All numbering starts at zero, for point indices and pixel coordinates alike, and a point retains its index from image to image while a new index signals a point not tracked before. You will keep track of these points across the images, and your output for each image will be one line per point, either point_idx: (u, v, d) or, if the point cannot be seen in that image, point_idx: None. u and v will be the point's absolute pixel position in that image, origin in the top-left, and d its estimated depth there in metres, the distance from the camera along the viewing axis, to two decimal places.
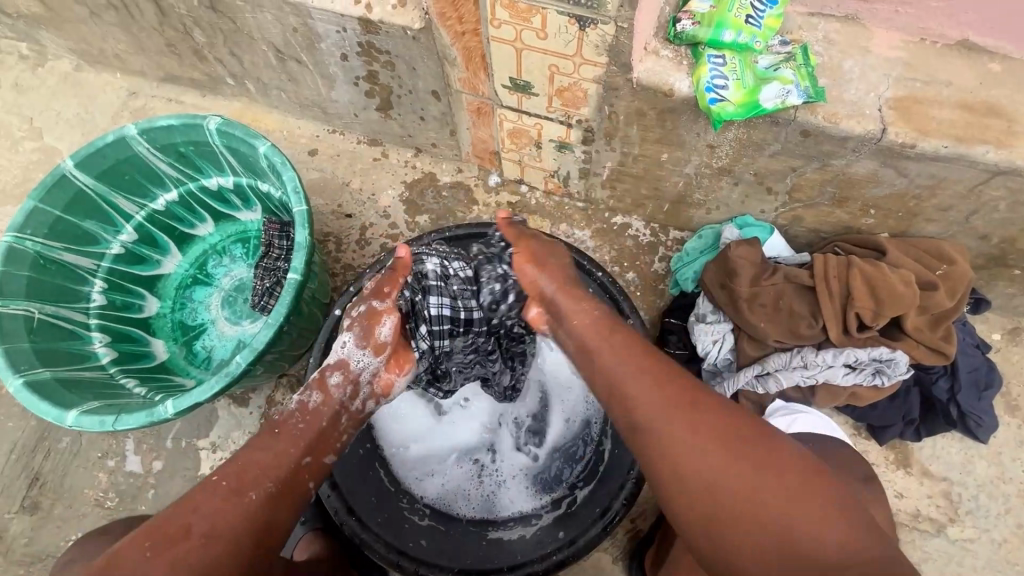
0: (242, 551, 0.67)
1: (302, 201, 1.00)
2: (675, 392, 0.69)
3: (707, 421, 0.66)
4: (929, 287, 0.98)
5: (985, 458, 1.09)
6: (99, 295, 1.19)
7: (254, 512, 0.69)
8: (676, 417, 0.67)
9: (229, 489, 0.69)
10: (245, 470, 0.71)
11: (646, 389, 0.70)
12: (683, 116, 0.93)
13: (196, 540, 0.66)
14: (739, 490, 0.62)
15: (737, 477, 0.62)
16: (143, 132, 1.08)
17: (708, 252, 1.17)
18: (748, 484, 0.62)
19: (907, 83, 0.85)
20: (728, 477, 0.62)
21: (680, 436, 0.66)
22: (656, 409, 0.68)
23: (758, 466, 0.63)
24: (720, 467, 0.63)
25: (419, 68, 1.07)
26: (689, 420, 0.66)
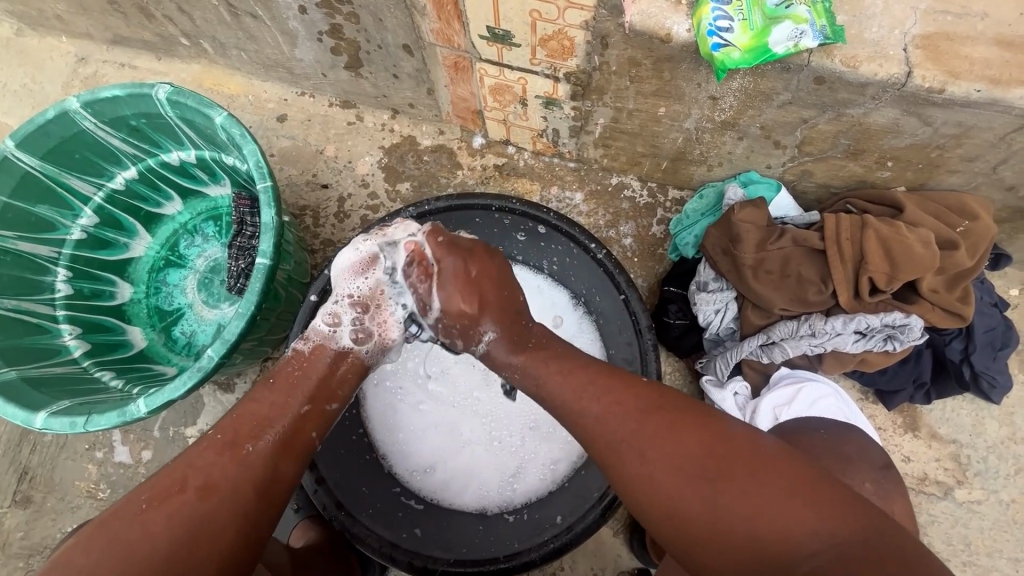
0: (250, 506, 0.61)
1: (265, 177, 0.92)
2: (620, 405, 0.64)
3: (651, 431, 0.60)
4: (949, 246, 0.91)
5: (997, 418, 1.07)
6: (64, 284, 1.13)
7: (261, 461, 0.64)
8: (623, 431, 0.62)
9: (224, 443, 0.63)
10: (242, 421, 0.65)
11: (592, 406, 0.65)
12: (683, 65, 0.82)
13: (193, 495, 0.60)
14: (707, 507, 0.55)
15: (692, 470, 0.57)
16: (86, 105, 0.98)
17: (709, 214, 1.09)
18: (707, 496, 0.55)
19: (937, 17, 0.75)
20: (684, 478, 0.57)
21: (625, 466, 0.60)
22: (605, 425, 0.63)
23: (721, 472, 0.56)
24: (680, 488, 0.57)
25: (386, 20, 0.96)
26: (633, 443, 0.60)
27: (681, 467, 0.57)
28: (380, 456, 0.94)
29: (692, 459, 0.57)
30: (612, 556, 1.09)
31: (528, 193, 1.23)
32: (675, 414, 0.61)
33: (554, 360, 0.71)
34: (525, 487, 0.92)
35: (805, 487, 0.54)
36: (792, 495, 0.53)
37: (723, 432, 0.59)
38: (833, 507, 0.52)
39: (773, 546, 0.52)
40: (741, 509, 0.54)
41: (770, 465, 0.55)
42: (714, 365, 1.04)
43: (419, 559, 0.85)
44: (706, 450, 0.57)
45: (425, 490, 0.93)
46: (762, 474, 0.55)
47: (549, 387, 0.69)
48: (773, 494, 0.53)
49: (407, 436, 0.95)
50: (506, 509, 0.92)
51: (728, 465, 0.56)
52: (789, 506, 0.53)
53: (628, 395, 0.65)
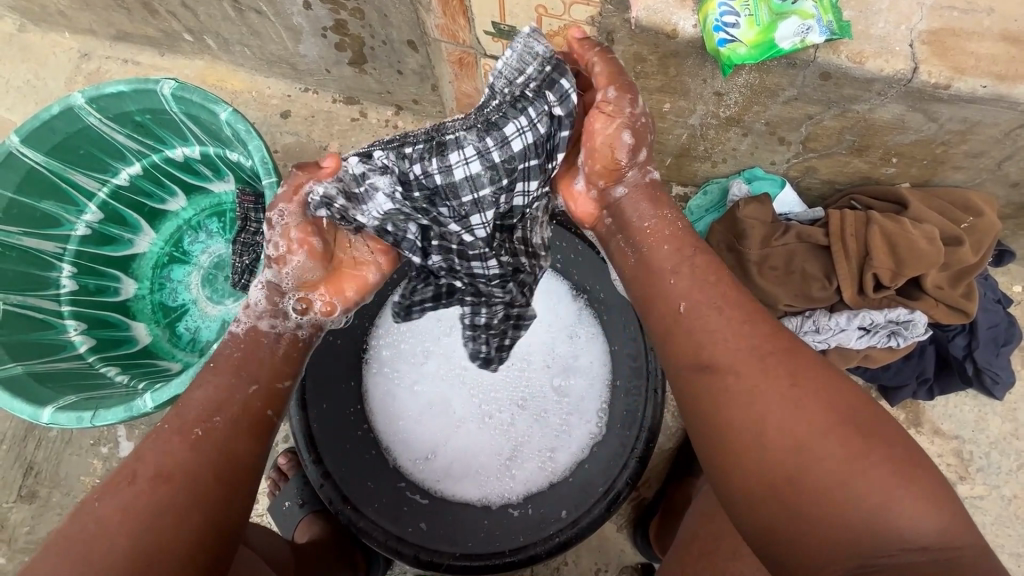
0: (209, 488, 0.59)
1: (271, 174, 0.92)
2: (767, 343, 0.59)
3: (795, 374, 0.56)
4: (954, 242, 0.92)
5: (999, 414, 1.07)
6: (69, 280, 1.13)
7: (217, 443, 0.62)
8: (756, 363, 0.58)
9: (172, 429, 0.62)
10: (187, 410, 0.64)
11: (727, 334, 0.60)
12: (689, 60, 0.82)
13: (146, 483, 0.57)
14: (822, 460, 0.51)
15: (820, 433, 0.52)
16: (91, 101, 0.98)
17: (713, 210, 1.10)
18: (822, 464, 0.51)
19: (943, 12, 0.75)
20: (811, 435, 0.52)
21: (751, 392, 0.56)
22: (739, 349, 0.59)
23: (849, 451, 0.51)
24: (796, 435, 0.53)
25: (391, 15, 0.96)
26: (766, 375, 0.57)
27: (813, 415, 0.53)
28: (384, 448, 0.95)
29: (824, 422, 0.53)
30: (615, 551, 1.10)
31: None
32: (820, 376, 0.56)
33: (701, 283, 0.65)
34: (523, 476, 0.94)
35: (936, 495, 0.49)
36: (918, 495, 0.49)
37: (867, 413, 0.54)
38: (958, 522, 0.49)
39: (878, 526, 0.48)
40: (858, 488, 0.49)
41: (910, 462, 0.51)
42: None
43: (425, 553, 0.85)
44: (840, 422, 0.53)
45: (428, 481, 0.94)
46: (898, 465, 0.50)
47: (697, 299, 0.64)
48: (897, 487, 0.49)
49: (406, 422, 0.97)
50: (510, 503, 0.93)
51: (858, 437, 0.52)
52: (915, 505, 0.48)
53: (770, 340, 0.59)
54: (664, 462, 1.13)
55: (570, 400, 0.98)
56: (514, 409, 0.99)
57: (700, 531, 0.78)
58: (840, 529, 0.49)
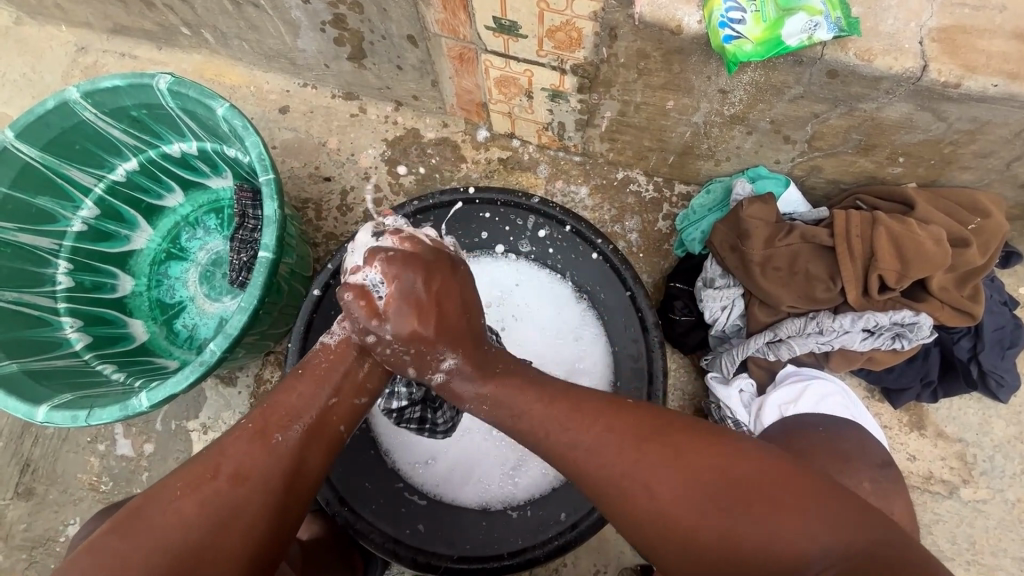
0: (276, 500, 0.61)
1: (268, 170, 0.90)
2: (616, 439, 0.60)
3: (657, 461, 0.58)
4: (961, 243, 0.90)
5: (1003, 417, 1.06)
6: (65, 277, 1.12)
7: (290, 454, 0.62)
8: (621, 471, 0.59)
9: (253, 432, 0.62)
10: (270, 414, 0.64)
11: (586, 445, 0.61)
12: (693, 57, 0.80)
13: (224, 482, 0.59)
14: (713, 523, 0.54)
15: (705, 499, 0.55)
16: (86, 96, 0.97)
17: (717, 209, 1.08)
18: (722, 524, 0.54)
19: (954, 9, 0.73)
20: (700, 506, 0.55)
21: (631, 486, 0.58)
22: (600, 463, 0.60)
23: (737, 499, 0.55)
24: (690, 516, 0.56)
25: (390, 10, 0.94)
26: (635, 470, 0.58)
27: (689, 489, 0.56)
28: (383, 450, 0.93)
29: (702, 487, 0.56)
30: (614, 552, 1.09)
31: (532, 187, 1.22)
32: (680, 440, 0.59)
33: (521, 390, 0.66)
34: (526, 481, 0.92)
35: (817, 505, 0.54)
36: (804, 513, 0.53)
37: (736, 454, 0.57)
38: (843, 516, 0.53)
39: (782, 558, 0.52)
40: (752, 536, 0.53)
41: (779, 480, 0.55)
42: (719, 362, 1.03)
43: (422, 555, 0.86)
44: (715, 473, 0.56)
45: (428, 484, 0.92)
46: (776, 492, 0.54)
47: (527, 418, 0.64)
48: (786, 514, 0.53)
49: (410, 426, 0.93)
50: (509, 506, 0.91)
51: (740, 489, 0.55)
52: (800, 526, 0.52)
53: (616, 440, 0.60)
54: None
55: None
56: None
57: None
58: (758, 572, 0.53)
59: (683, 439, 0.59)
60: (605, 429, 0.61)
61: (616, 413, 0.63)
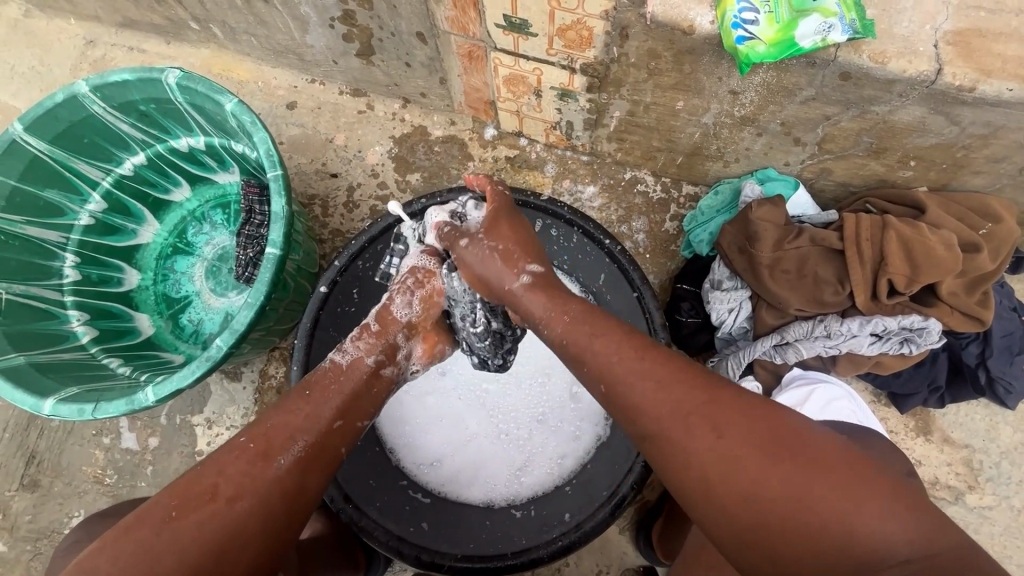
0: (277, 522, 0.59)
1: (276, 166, 0.90)
2: (681, 382, 0.57)
3: (721, 408, 0.55)
4: (972, 249, 0.90)
5: (1010, 424, 1.05)
6: (72, 270, 1.12)
7: (289, 477, 0.61)
8: (684, 412, 0.55)
9: (257, 450, 0.61)
10: (273, 431, 0.63)
11: (645, 382, 0.58)
12: (705, 58, 0.80)
13: (224, 503, 0.57)
14: (775, 493, 0.51)
15: (768, 464, 0.52)
16: (95, 90, 0.97)
17: (725, 211, 1.08)
18: (784, 500, 0.50)
19: (969, 12, 0.73)
20: (760, 471, 0.52)
21: (684, 443, 0.54)
22: (663, 402, 0.56)
23: (802, 475, 0.51)
24: (751, 476, 0.52)
25: (400, 6, 0.94)
26: (699, 417, 0.54)
27: (752, 452, 0.52)
28: (389, 450, 0.94)
29: (767, 451, 0.52)
30: (617, 553, 1.09)
31: (539, 186, 1.22)
32: (742, 401, 0.55)
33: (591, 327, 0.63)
34: (531, 482, 0.92)
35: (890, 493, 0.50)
36: (877, 497, 0.49)
37: (800, 428, 0.54)
38: (921, 512, 0.49)
39: (848, 538, 0.48)
40: (818, 509, 0.49)
41: (850, 464, 0.51)
42: (725, 365, 1.02)
43: (427, 553, 0.85)
44: (774, 441, 0.53)
45: (432, 483, 0.93)
46: (845, 472, 0.51)
47: (595, 351, 0.61)
48: (858, 496, 0.49)
49: (414, 425, 0.95)
50: (513, 505, 0.91)
51: (805, 458, 0.52)
52: (871, 512, 0.49)
53: (678, 387, 0.57)
54: None
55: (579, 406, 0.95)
56: (525, 418, 0.96)
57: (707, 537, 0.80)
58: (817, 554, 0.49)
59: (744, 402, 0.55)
60: (669, 385, 0.57)
61: (682, 364, 0.59)
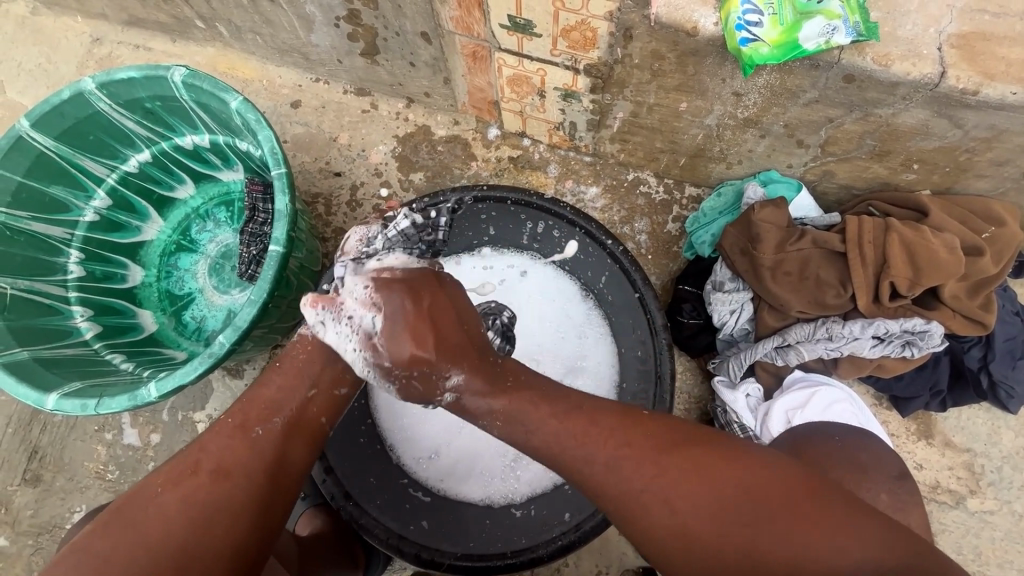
0: (264, 493, 0.62)
1: (280, 164, 0.91)
2: (629, 455, 0.60)
3: (671, 469, 0.58)
4: (974, 252, 0.90)
5: (1012, 429, 1.05)
6: (76, 266, 1.13)
7: (266, 457, 0.63)
8: (639, 488, 0.58)
9: (235, 426, 0.64)
10: (250, 406, 0.66)
11: (597, 460, 0.60)
12: (708, 59, 0.80)
13: (207, 478, 0.60)
14: (733, 544, 0.54)
15: (725, 521, 0.55)
16: (101, 87, 0.97)
17: (728, 212, 1.08)
18: (744, 547, 0.54)
19: (974, 15, 0.73)
20: (718, 527, 0.55)
21: (645, 517, 0.58)
22: (617, 481, 0.59)
23: (753, 518, 0.55)
24: (710, 534, 0.55)
25: (405, 6, 0.94)
26: (650, 492, 0.58)
27: (705, 514, 0.56)
28: (387, 445, 0.93)
29: (719, 507, 0.56)
30: (616, 554, 1.09)
31: (542, 187, 1.22)
32: (688, 462, 0.58)
33: (543, 398, 0.65)
34: (529, 477, 0.92)
35: (838, 519, 0.54)
36: (826, 528, 0.53)
37: (749, 473, 0.57)
38: (867, 529, 0.53)
39: (807, 573, 0.52)
40: (774, 552, 0.53)
41: (797, 499, 0.55)
42: (726, 366, 1.02)
43: (427, 552, 0.87)
44: (723, 494, 0.56)
45: (431, 479, 0.92)
46: (793, 511, 0.54)
47: (541, 435, 0.63)
48: (808, 530, 0.53)
49: (410, 420, 0.94)
50: (512, 503, 0.91)
51: (754, 501, 0.55)
52: (822, 541, 0.52)
53: (627, 462, 0.59)
54: None
55: None
56: None
57: None
58: None
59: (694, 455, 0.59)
60: (619, 464, 0.60)
61: (629, 430, 0.61)
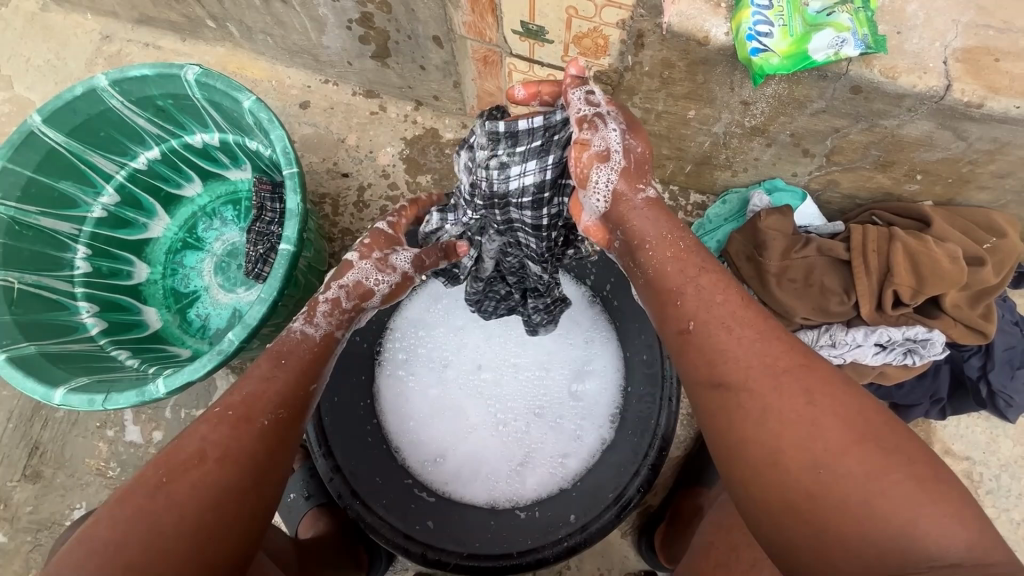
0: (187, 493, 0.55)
1: (292, 164, 0.91)
2: (774, 351, 0.58)
3: (813, 388, 0.55)
4: (976, 262, 0.92)
5: (1011, 437, 1.07)
6: (83, 262, 1.13)
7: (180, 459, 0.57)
8: (775, 374, 0.56)
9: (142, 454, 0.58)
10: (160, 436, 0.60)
11: (742, 341, 0.59)
12: (718, 68, 0.82)
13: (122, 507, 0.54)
14: (842, 473, 0.51)
15: (846, 448, 0.52)
16: (115, 84, 0.98)
17: (733, 220, 1.10)
18: (852, 480, 0.51)
19: (979, 31, 0.74)
20: (838, 451, 0.52)
21: (764, 406, 0.55)
22: (755, 363, 0.57)
23: (873, 461, 0.51)
24: (825, 451, 0.52)
25: (418, 10, 0.95)
26: (785, 386, 0.56)
27: (830, 429, 0.53)
28: (393, 448, 0.96)
29: (846, 433, 0.52)
30: (618, 558, 1.09)
31: None
32: (824, 380, 0.56)
33: (705, 281, 0.63)
34: (534, 480, 0.95)
35: (960, 503, 0.49)
36: (947, 507, 0.49)
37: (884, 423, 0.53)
38: (984, 529, 0.49)
39: (907, 536, 0.48)
40: (883, 499, 0.49)
41: (925, 466, 0.51)
42: None
43: (432, 552, 0.84)
44: (848, 426, 0.53)
45: (436, 482, 0.95)
46: (918, 472, 0.50)
47: (682, 301, 0.63)
48: (924, 500, 0.49)
49: (416, 425, 0.98)
50: (517, 505, 0.93)
51: (883, 449, 0.51)
52: (937, 516, 0.48)
53: (769, 349, 0.58)
54: (670, 472, 1.12)
55: (583, 405, 0.98)
56: (529, 416, 0.99)
57: (716, 541, 0.78)
58: (865, 541, 0.49)
59: (847, 393, 0.55)
60: (754, 350, 0.58)
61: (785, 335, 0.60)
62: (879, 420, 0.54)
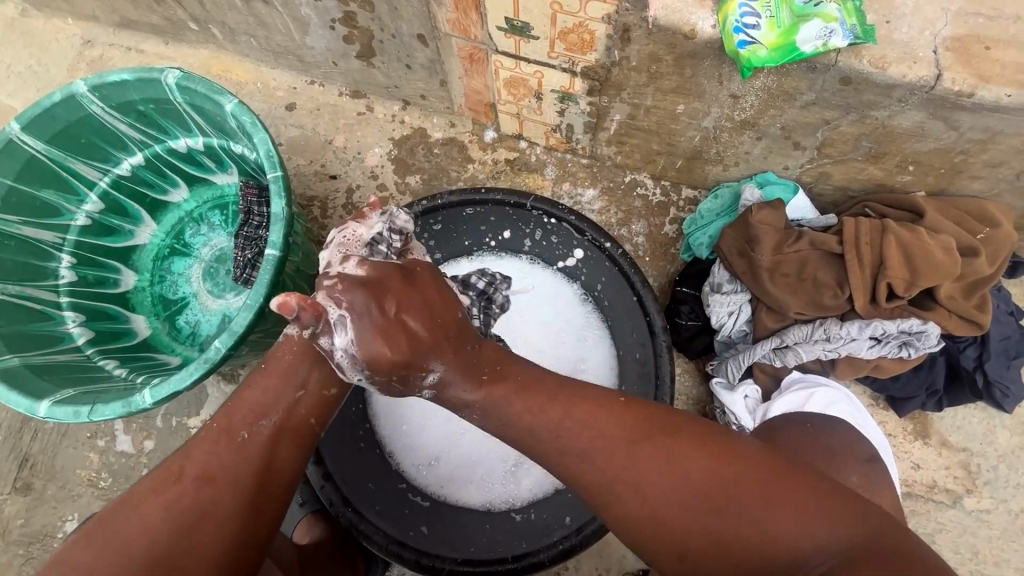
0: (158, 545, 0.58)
1: (276, 167, 0.90)
2: (599, 433, 0.61)
3: (641, 458, 0.58)
4: (970, 253, 0.90)
5: (1008, 428, 1.06)
6: (68, 271, 1.11)
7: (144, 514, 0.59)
8: (602, 463, 0.59)
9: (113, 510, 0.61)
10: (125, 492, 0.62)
11: (570, 440, 0.61)
12: (706, 62, 0.80)
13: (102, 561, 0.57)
14: (707, 525, 0.55)
15: (695, 499, 0.56)
16: (94, 89, 0.96)
17: (725, 214, 1.08)
18: (716, 523, 0.54)
19: (969, 18, 0.73)
20: (690, 506, 0.56)
21: (619, 491, 0.58)
22: (586, 460, 0.60)
23: (725, 493, 0.55)
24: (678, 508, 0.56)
25: (401, 8, 0.94)
26: (622, 467, 0.59)
27: (671, 486, 0.57)
28: (385, 452, 0.93)
29: (682, 489, 0.56)
30: (616, 557, 1.09)
31: (539, 189, 1.22)
32: (647, 441, 0.59)
33: (518, 386, 0.65)
34: (530, 481, 0.92)
35: (801, 496, 0.54)
36: (792, 506, 0.53)
37: (714, 452, 0.58)
38: (833, 513, 0.53)
39: (776, 550, 0.52)
40: (742, 527, 0.54)
41: (758, 476, 0.55)
42: (726, 368, 1.02)
43: (427, 557, 0.87)
44: (683, 475, 0.57)
45: (430, 485, 0.92)
46: (757, 487, 0.55)
47: (519, 419, 0.64)
48: (774, 509, 0.53)
49: (409, 428, 0.94)
50: (512, 507, 0.91)
51: (715, 482, 0.56)
52: (785, 521, 0.53)
53: (597, 441, 0.60)
54: None
55: None
56: None
57: None
58: (750, 568, 0.53)
59: (668, 444, 0.59)
60: (585, 445, 0.61)
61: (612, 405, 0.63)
62: (710, 449, 0.58)
